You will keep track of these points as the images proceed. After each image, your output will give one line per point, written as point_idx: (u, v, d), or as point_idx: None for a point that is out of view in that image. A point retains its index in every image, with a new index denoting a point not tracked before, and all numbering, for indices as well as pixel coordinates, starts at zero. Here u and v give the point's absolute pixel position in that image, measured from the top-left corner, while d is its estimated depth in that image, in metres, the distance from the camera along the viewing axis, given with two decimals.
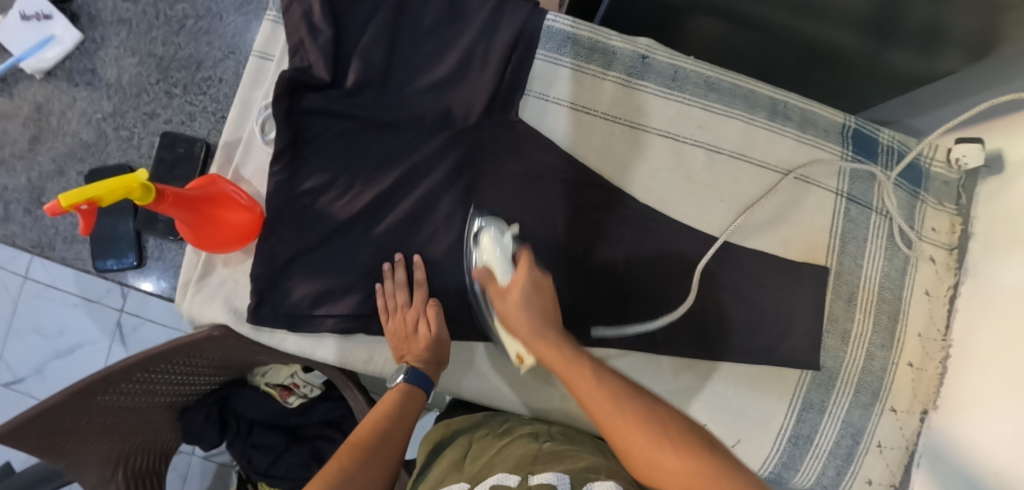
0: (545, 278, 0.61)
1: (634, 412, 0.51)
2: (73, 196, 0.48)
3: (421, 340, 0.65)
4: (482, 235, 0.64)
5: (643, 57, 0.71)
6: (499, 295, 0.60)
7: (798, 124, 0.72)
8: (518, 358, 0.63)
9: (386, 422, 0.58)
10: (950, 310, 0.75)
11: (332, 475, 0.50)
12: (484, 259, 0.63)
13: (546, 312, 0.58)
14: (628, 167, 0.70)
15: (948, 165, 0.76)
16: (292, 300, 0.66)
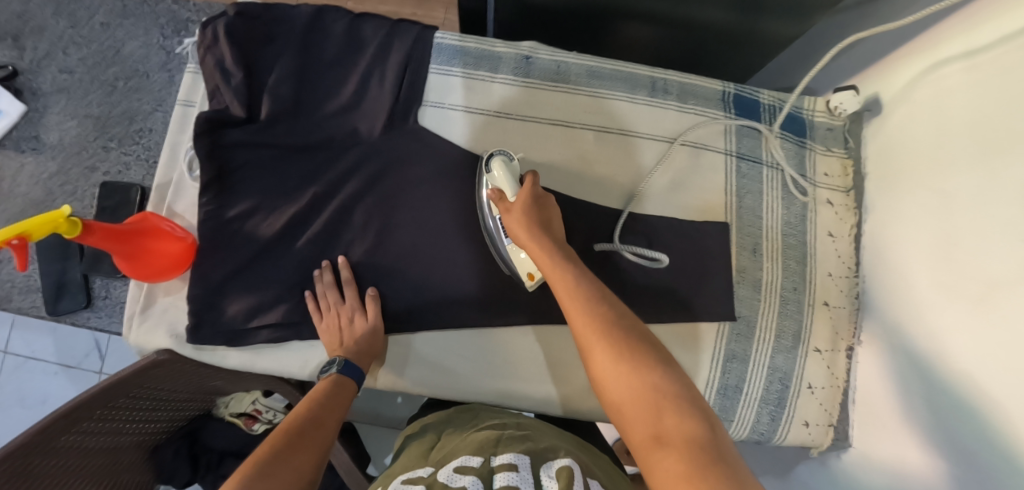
0: (553, 228, 0.66)
1: (608, 323, 0.54)
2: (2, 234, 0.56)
3: (358, 332, 0.70)
4: (493, 160, 0.69)
5: (526, 57, 0.78)
6: (506, 206, 0.66)
7: (679, 96, 0.79)
8: (529, 276, 0.68)
9: (318, 409, 0.59)
10: (857, 248, 0.79)
11: (269, 456, 0.50)
12: (495, 180, 0.69)
13: (546, 229, 0.64)
14: (528, 156, 0.76)
15: (830, 114, 0.82)
16: (228, 316, 0.71)
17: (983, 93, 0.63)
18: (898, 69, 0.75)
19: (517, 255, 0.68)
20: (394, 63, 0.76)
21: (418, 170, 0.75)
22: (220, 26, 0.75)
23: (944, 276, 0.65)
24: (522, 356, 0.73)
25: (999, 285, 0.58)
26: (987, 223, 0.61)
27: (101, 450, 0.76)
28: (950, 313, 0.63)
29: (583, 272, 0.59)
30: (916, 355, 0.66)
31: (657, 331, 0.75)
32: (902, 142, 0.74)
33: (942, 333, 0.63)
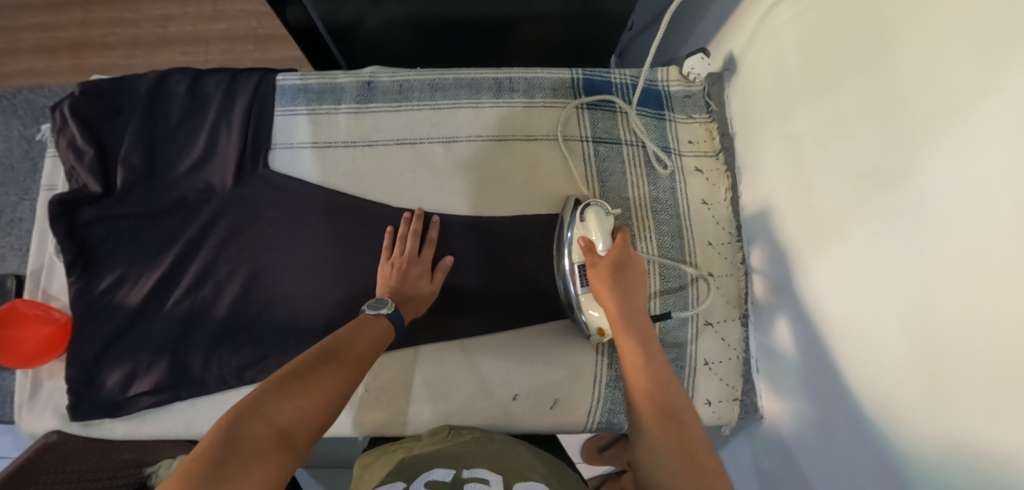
0: (640, 297, 0.66)
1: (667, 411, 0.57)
2: None
3: (415, 290, 0.70)
4: (587, 210, 0.69)
5: (368, 83, 0.78)
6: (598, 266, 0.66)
7: (525, 92, 0.78)
8: (599, 331, 0.69)
9: (354, 340, 0.59)
10: (734, 211, 0.76)
11: (281, 382, 0.51)
12: (585, 228, 0.69)
13: (634, 302, 0.65)
14: (382, 179, 0.76)
15: (686, 81, 0.80)
16: (107, 389, 0.72)
17: (808, 30, 0.62)
18: (741, 22, 0.74)
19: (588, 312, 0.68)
20: (238, 113, 0.77)
21: (271, 214, 0.75)
22: (64, 108, 0.77)
23: (803, 221, 0.64)
24: (401, 382, 0.72)
25: (849, 219, 0.57)
26: (828, 160, 0.60)
27: None
28: (815, 258, 0.62)
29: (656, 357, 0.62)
30: (795, 304, 0.65)
31: (536, 333, 0.73)
32: (753, 93, 0.73)
33: (813, 277, 0.62)
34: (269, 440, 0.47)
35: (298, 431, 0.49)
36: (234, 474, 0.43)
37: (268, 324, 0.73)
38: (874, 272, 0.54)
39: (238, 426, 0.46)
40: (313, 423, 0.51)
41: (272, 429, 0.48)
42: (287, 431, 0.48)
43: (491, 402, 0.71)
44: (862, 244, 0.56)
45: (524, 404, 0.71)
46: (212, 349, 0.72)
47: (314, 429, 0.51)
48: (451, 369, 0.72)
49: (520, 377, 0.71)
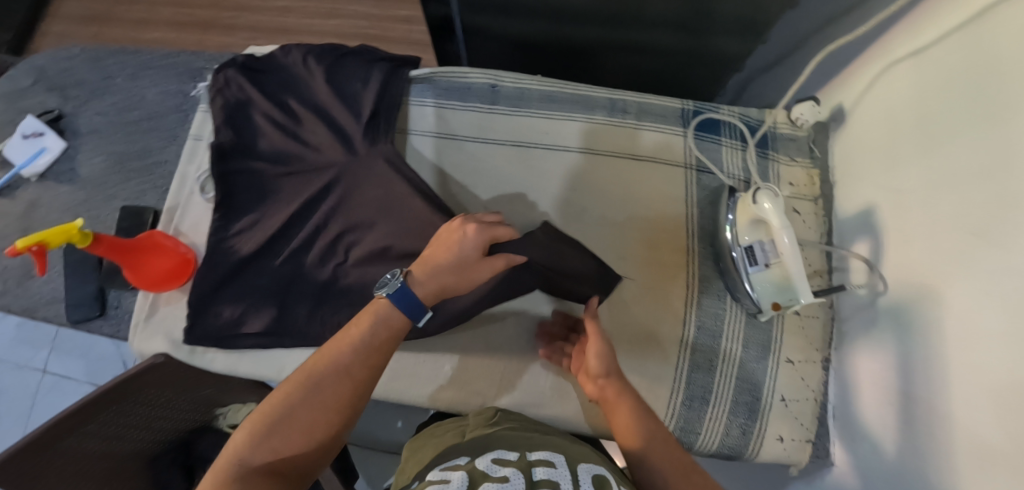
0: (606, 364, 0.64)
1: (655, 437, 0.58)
2: (26, 240, 0.63)
3: (447, 236, 0.64)
4: (759, 192, 0.70)
5: (493, 86, 0.84)
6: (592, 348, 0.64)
7: (637, 115, 0.83)
8: (774, 306, 0.71)
9: (347, 353, 0.57)
10: (825, 255, 0.78)
11: (264, 415, 0.54)
12: (757, 208, 0.70)
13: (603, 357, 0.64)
14: (491, 173, 0.81)
15: (792, 125, 0.84)
16: (220, 321, 0.78)
17: (928, 90, 0.65)
18: (857, 76, 0.76)
19: (764, 286, 0.70)
20: (373, 97, 0.81)
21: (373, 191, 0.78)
22: (234, 71, 0.84)
23: (904, 271, 0.65)
24: (482, 363, 0.75)
25: (959, 271, 0.58)
26: (938, 213, 0.62)
27: (105, 454, 0.85)
28: (913, 307, 0.63)
29: (625, 383, 0.64)
30: (887, 351, 0.66)
31: (618, 340, 0.75)
32: (858, 142, 0.76)
33: (911, 326, 0.63)
34: (255, 480, 0.51)
35: (288, 464, 0.53)
36: None
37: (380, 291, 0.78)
38: (979, 328, 0.55)
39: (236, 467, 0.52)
40: (301, 452, 0.54)
41: (253, 469, 0.52)
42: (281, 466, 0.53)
43: (566, 399, 0.74)
44: (970, 298, 0.56)
45: (599, 407, 0.73)
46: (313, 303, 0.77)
47: (309, 454, 0.55)
48: (529, 362, 0.75)
49: None
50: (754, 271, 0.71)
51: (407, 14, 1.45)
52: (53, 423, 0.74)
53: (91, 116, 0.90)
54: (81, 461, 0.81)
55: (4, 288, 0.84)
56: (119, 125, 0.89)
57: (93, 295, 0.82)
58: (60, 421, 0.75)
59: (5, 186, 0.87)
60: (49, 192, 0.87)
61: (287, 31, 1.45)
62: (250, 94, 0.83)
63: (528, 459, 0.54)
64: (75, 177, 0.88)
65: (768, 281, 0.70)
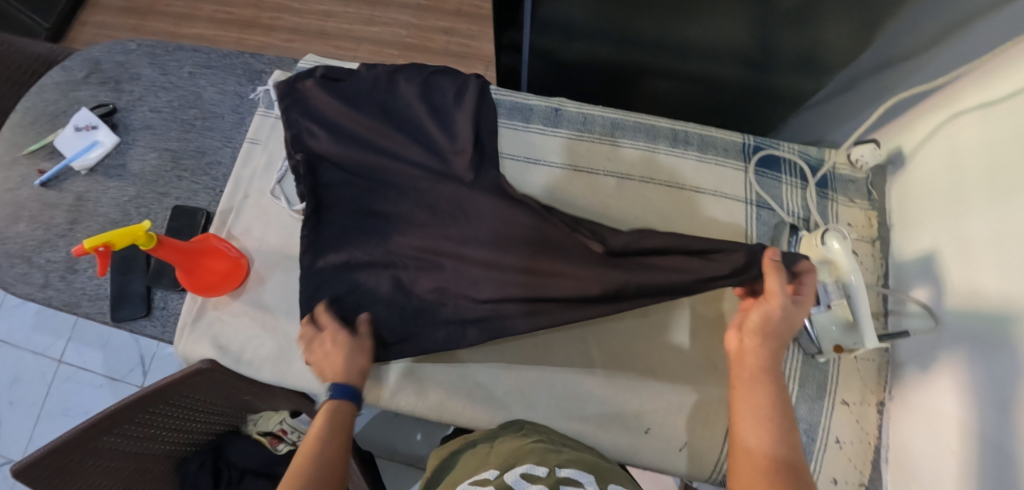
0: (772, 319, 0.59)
1: (776, 418, 0.55)
2: (94, 240, 0.62)
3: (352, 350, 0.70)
4: (827, 234, 0.71)
5: (556, 109, 0.85)
6: (768, 302, 0.59)
7: (698, 147, 0.83)
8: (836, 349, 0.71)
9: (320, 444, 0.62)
10: (883, 298, 0.78)
11: None
12: (825, 249, 0.70)
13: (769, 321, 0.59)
14: (550, 194, 0.81)
15: (852, 166, 0.85)
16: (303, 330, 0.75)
17: (996, 140, 0.63)
18: (915, 122, 0.77)
19: (826, 327, 0.71)
20: (458, 120, 0.77)
21: (434, 201, 0.75)
22: (313, 82, 0.81)
23: (970, 323, 0.63)
24: (539, 387, 0.75)
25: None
26: (1007, 268, 0.60)
27: (138, 451, 0.85)
28: (977, 360, 0.61)
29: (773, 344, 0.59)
30: (945, 399, 0.65)
31: (676, 373, 0.75)
32: (921, 186, 0.75)
33: (979, 377, 0.61)
34: None
35: None
36: None
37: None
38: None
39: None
40: None
41: None
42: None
43: (624, 430, 0.73)
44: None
45: (656, 440, 0.72)
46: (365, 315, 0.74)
47: None
48: (585, 389, 0.75)
49: (651, 410, 0.73)
50: (816, 311, 0.71)
51: (446, 26, 1.40)
52: (84, 427, 0.74)
53: (146, 112, 0.89)
54: (112, 458, 0.82)
55: (46, 280, 0.83)
56: (174, 123, 0.89)
57: (141, 293, 0.81)
58: (90, 425, 0.75)
59: (53, 178, 0.86)
60: (98, 185, 0.86)
61: (327, 34, 1.42)
62: (325, 104, 0.80)
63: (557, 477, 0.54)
64: (124, 172, 0.87)
65: (833, 322, 0.71)
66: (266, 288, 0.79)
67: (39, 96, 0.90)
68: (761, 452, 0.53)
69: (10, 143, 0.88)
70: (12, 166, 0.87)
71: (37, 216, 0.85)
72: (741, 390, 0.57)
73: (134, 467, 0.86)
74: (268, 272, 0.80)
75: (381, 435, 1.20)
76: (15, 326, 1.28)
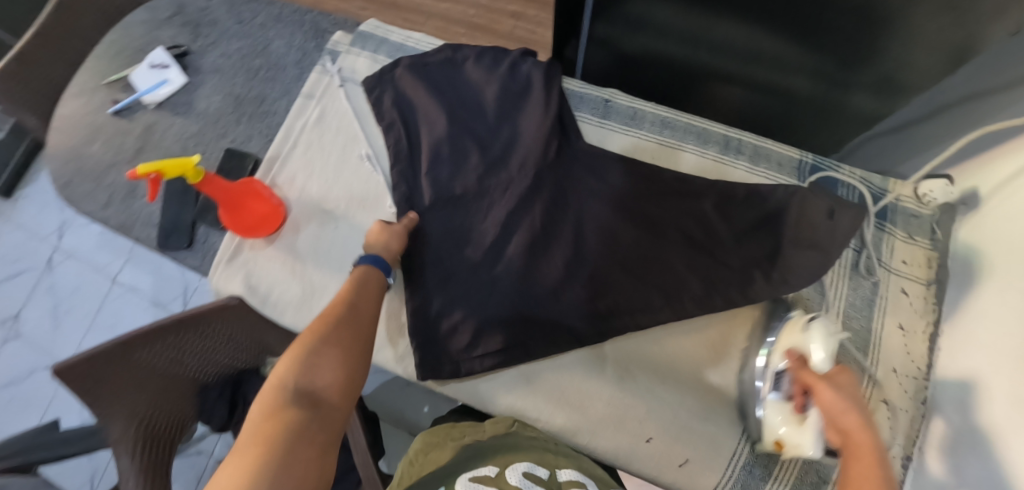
0: (864, 410, 0.55)
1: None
2: (146, 167, 0.66)
3: (382, 235, 0.75)
4: (812, 323, 0.64)
5: (607, 101, 0.83)
6: (807, 371, 0.60)
7: (750, 157, 0.78)
8: (778, 445, 0.64)
9: (351, 299, 0.67)
10: (932, 348, 0.71)
11: (310, 342, 0.60)
12: (797, 338, 0.64)
13: (862, 406, 0.55)
14: (585, 182, 0.79)
15: (918, 201, 0.77)
16: (397, 297, 0.79)
17: None
18: (994, 162, 0.69)
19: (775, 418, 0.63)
20: (525, 118, 0.81)
21: (493, 186, 0.80)
22: (401, 70, 0.85)
23: (1008, 402, 0.57)
24: (548, 380, 0.74)
25: None
26: None
27: (166, 373, 0.90)
28: (1017, 438, 0.54)
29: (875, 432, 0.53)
30: (984, 459, 0.58)
31: (688, 388, 0.72)
32: (997, 232, 0.66)
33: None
34: (303, 408, 0.54)
35: (326, 395, 0.57)
36: (319, 419, 0.55)
37: (476, 289, 0.77)
38: None
39: (279, 394, 0.54)
40: (344, 383, 0.59)
41: (303, 396, 0.55)
42: (314, 398, 0.56)
43: (621, 431, 0.71)
44: None
45: (655, 450, 0.70)
46: (430, 294, 0.77)
47: (347, 386, 0.59)
48: (588, 384, 0.73)
49: (655, 419, 0.70)
50: (770, 396, 0.65)
51: (515, 10, 1.32)
52: (118, 342, 0.81)
53: (216, 57, 0.94)
54: (146, 377, 0.88)
55: (109, 201, 0.89)
56: (240, 69, 0.93)
57: (187, 225, 0.86)
58: (124, 341, 0.81)
59: (126, 107, 0.93)
60: (166, 119, 0.92)
61: (399, 5, 1.42)
62: (413, 92, 0.84)
63: (559, 480, 0.56)
64: (190, 110, 0.92)
65: (780, 413, 0.63)
66: (300, 235, 0.82)
67: (124, 30, 0.96)
68: None
69: (91, 71, 0.95)
70: (91, 92, 0.94)
71: (108, 141, 0.92)
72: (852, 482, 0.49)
73: (162, 392, 0.91)
74: (303, 221, 0.82)
75: (392, 400, 1.22)
76: (81, 242, 1.38)
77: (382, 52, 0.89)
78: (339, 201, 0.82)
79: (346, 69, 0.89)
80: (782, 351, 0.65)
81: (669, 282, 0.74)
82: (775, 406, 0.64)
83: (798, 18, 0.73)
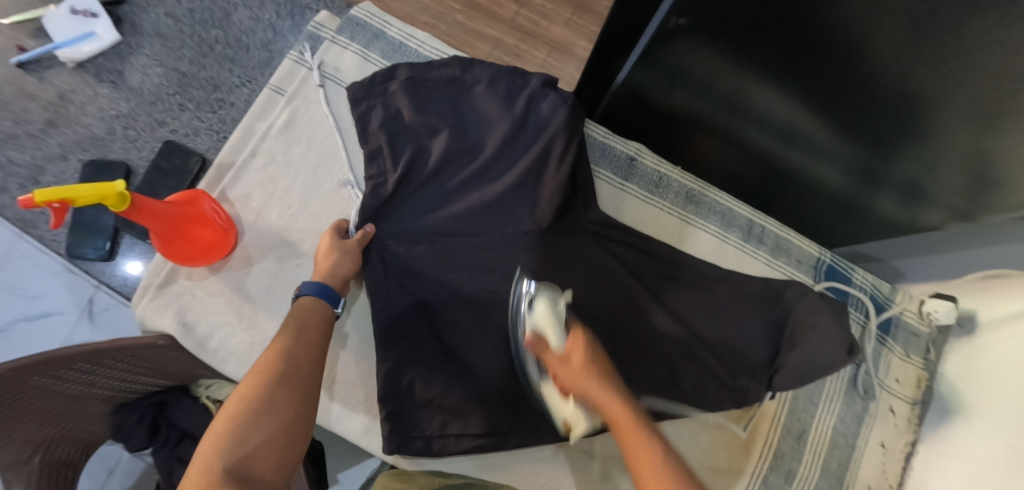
0: (614, 372, 0.58)
1: (675, 468, 0.47)
2: (48, 193, 0.49)
3: (326, 265, 0.64)
4: (534, 302, 0.63)
5: (631, 158, 0.75)
6: (550, 352, 0.58)
7: (771, 249, 0.74)
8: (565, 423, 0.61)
9: (290, 343, 0.58)
10: (905, 469, 0.71)
11: (242, 399, 0.52)
12: (533, 319, 0.62)
13: (603, 364, 0.57)
14: (593, 253, 0.70)
15: (920, 317, 0.76)
16: (366, 357, 0.69)
17: None
18: (1001, 298, 0.67)
19: (552, 401, 0.61)
20: (535, 165, 0.70)
21: (487, 237, 0.70)
22: (397, 84, 0.72)
23: None
24: (525, 467, 0.68)
25: None
26: None
27: (72, 395, 0.77)
28: None
29: (626, 396, 0.55)
30: None
31: None
32: (991, 370, 0.66)
33: None
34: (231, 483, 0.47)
35: (260, 465, 0.50)
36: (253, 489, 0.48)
37: (460, 362, 0.67)
38: None
39: (201, 472, 0.46)
40: (283, 443, 0.52)
41: (233, 469, 0.48)
42: (245, 474, 0.48)
43: None
44: None
45: None
46: (404, 363, 0.66)
47: (288, 447, 0.52)
48: (571, 474, 0.68)
49: None
50: (543, 382, 0.62)
51: None
52: (13, 366, 0.66)
53: (160, 16, 0.77)
54: (49, 401, 0.74)
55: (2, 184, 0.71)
56: (190, 39, 0.76)
57: None
58: (18, 369, 0.67)
59: (33, 60, 0.74)
60: (86, 87, 0.74)
61: None
62: (408, 112, 0.71)
63: None
64: (119, 80, 0.74)
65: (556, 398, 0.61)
66: (251, 273, 0.69)
67: None
68: None
69: None
70: None
71: (3, 100, 0.73)
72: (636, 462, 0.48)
73: (65, 413, 0.78)
74: (258, 253, 0.69)
75: None
76: None
77: (374, 50, 0.75)
78: (306, 234, 0.69)
79: (327, 63, 0.74)
80: (522, 332, 0.63)
81: (668, 379, 0.69)
82: (548, 387, 0.62)
83: (837, 103, 0.66)
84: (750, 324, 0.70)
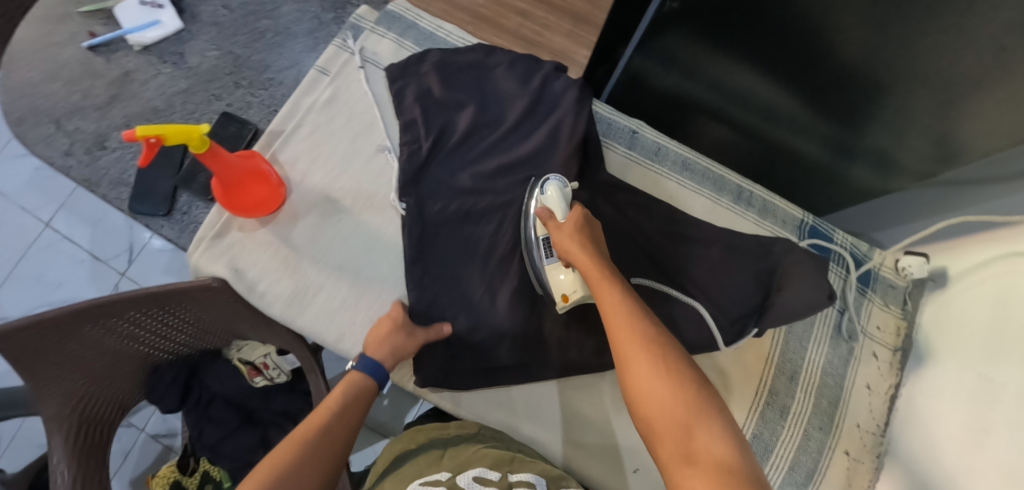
0: (601, 248, 0.67)
1: (648, 334, 0.55)
2: (146, 130, 0.56)
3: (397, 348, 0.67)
4: (546, 183, 0.72)
5: (633, 132, 0.85)
6: (551, 222, 0.68)
7: (759, 211, 0.83)
8: (564, 296, 0.70)
9: (331, 415, 0.60)
10: (891, 409, 0.78)
11: (278, 469, 0.54)
12: (544, 199, 0.72)
13: (593, 241, 0.67)
14: (602, 211, 0.79)
15: (896, 273, 0.85)
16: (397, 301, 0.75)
17: (1005, 296, 0.67)
18: (967, 249, 0.75)
19: (554, 276, 0.70)
20: (548, 132, 0.79)
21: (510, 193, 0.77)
22: (428, 65, 0.82)
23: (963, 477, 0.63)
24: (543, 402, 0.74)
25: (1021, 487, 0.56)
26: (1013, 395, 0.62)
27: (115, 350, 0.79)
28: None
29: (605, 261, 0.64)
30: None
31: None
32: (961, 312, 0.73)
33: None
34: None
35: None
36: None
37: (485, 304, 0.74)
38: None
39: None
40: None
41: None
42: None
43: (614, 462, 0.73)
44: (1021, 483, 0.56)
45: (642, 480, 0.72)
46: (434, 303, 0.73)
47: None
48: (588, 410, 0.74)
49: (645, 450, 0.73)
50: (545, 260, 0.71)
51: None
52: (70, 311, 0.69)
53: (216, 8, 0.94)
54: (91, 352, 0.76)
55: None
56: (244, 28, 0.93)
57: (167, 192, 0.84)
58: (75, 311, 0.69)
59: (103, 44, 0.90)
60: (150, 66, 0.90)
61: None
62: (437, 88, 0.81)
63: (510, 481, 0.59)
64: (180, 61, 0.91)
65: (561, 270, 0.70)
66: (297, 226, 0.76)
67: None
68: (631, 347, 0.54)
69: None
70: None
71: (87, 81, 0.89)
72: (608, 315, 0.58)
73: (106, 371, 0.80)
74: (303, 209, 0.77)
75: None
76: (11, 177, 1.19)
77: (407, 38, 0.86)
78: (346, 192, 0.78)
79: (367, 49, 0.84)
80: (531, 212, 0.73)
81: (673, 322, 0.75)
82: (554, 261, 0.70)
83: (810, 82, 0.76)
84: (750, 271, 0.76)
